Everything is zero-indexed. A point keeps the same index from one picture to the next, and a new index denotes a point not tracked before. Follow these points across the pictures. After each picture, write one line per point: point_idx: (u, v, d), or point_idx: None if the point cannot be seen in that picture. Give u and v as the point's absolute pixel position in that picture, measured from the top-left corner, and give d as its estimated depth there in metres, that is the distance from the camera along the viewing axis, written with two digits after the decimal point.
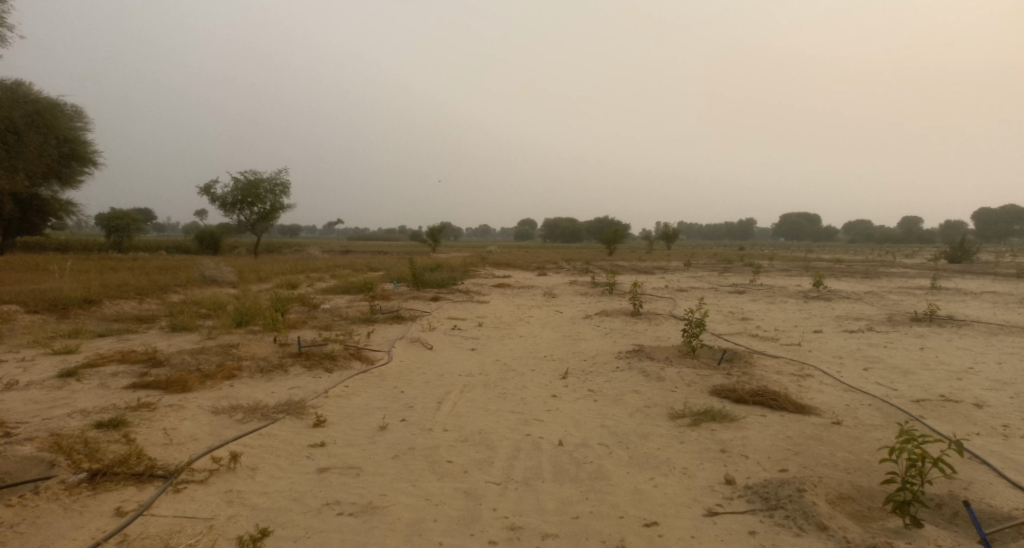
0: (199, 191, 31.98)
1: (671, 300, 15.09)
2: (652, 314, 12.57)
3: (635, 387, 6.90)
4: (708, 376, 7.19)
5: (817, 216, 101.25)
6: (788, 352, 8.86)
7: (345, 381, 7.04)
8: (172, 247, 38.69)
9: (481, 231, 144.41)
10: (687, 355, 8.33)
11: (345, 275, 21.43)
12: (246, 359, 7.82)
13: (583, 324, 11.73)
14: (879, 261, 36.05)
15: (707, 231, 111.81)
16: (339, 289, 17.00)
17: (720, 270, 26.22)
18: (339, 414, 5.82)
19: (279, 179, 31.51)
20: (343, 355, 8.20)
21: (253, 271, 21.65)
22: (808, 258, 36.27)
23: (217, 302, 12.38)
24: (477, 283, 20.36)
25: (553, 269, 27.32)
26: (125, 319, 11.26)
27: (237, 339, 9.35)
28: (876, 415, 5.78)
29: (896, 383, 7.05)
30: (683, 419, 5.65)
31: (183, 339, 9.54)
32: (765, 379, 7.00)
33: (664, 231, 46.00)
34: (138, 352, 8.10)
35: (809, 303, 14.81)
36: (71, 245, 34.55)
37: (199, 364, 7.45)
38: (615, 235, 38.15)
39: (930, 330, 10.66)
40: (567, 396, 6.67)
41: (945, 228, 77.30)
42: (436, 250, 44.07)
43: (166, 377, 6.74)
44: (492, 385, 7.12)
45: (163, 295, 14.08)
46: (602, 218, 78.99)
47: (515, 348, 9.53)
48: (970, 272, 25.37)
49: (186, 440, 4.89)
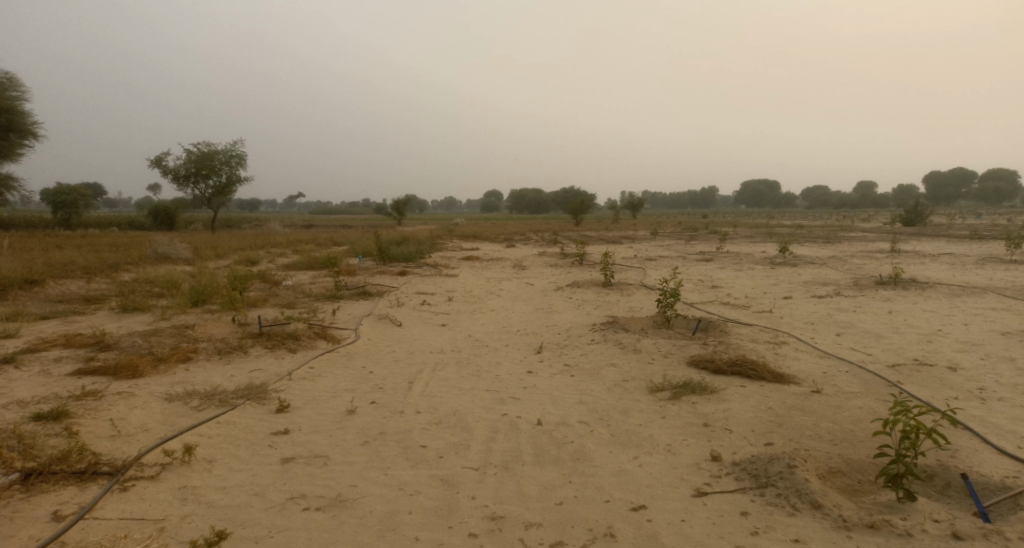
0: (150, 164, 30.55)
1: (641, 269, 15.03)
2: (623, 283, 12.46)
3: (611, 360, 6.73)
4: (684, 347, 7.07)
5: (777, 184, 103.01)
6: (761, 319, 8.81)
7: (310, 361, 6.70)
8: (125, 224, 37.11)
9: (446, 204, 142.93)
10: (662, 325, 8.20)
11: (307, 250, 20.77)
12: (202, 341, 7.38)
13: (554, 296, 11.53)
14: (838, 226, 36.76)
15: (671, 200, 112.81)
16: (302, 264, 16.44)
17: (687, 238, 26.35)
18: (304, 398, 5.49)
19: (235, 151, 30.29)
20: (307, 334, 7.83)
21: (211, 247, 20.80)
22: (770, 225, 36.77)
23: (171, 280, 11.78)
24: (445, 255, 19.99)
25: (521, 240, 27.06)
26: (71, 300, 10.61)
27: (193, 319, 8.87)
28: (855, 382, 5.73)
29: (870, 348, 7.03)
30: (663, 392, 5.50)
31: (134, 320, 9.00)
32: (741, 348, 6.91)
33: (630, 199, 46.05)
34: (84, 336, 7.58)
35: (775, 269, 14.89)
36: (14, 223, 32.79)
37: (151, 347, 6.99)
38: (582, 204, 38.01)
39: (896, 294, 10.79)
40: (543, 371, 6.47)
41: (899, 193, 79.48)
42: (401, 223, 43.29)
43: (115, 362, 6.29)
44: (465, 363, 6.86)
45: (113, 274, 13.36)
46: (568, 188, 78.81)
47: (486, 322, 9.28)
48: (925, 234, 26.07)
49: (135, 431, 4.52)
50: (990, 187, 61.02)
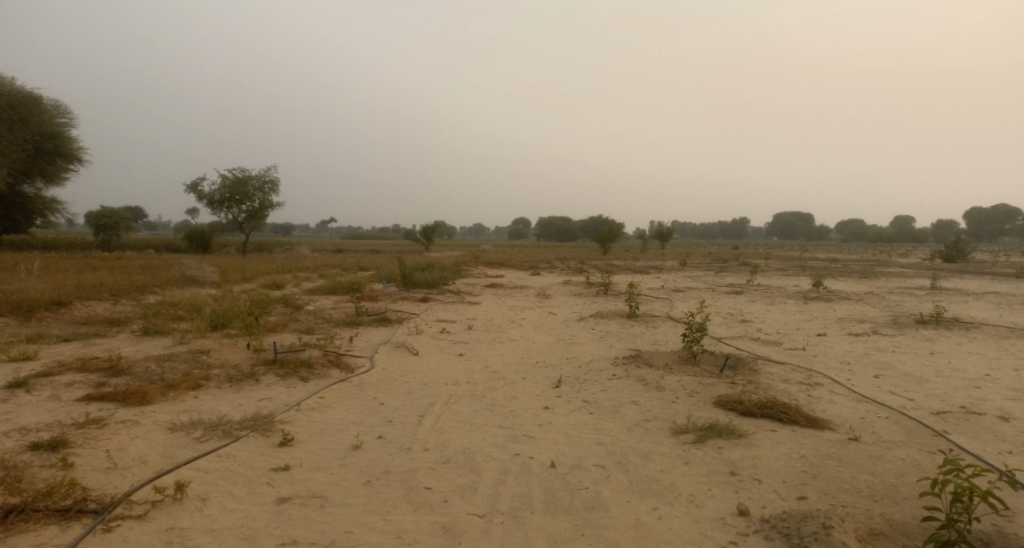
0: (186, 188, 31.30)
1: (668, 300, 14.65)
2: (648, 315, 12.10)
3: (633, 398, 6.41)
4: (710, 385, 6.71)
5: (810, 216, 101.41)
6: (793, 357, 8.37)
7: (321, 391, 6.52)
8: (161, 247, 38.00)
9: (475, 230, 143.94)
10: (688, 361, 7.84)
11: (333, 275, 20.84)
12: (215, 367, 7.28)
13: (577, 327, 11.23)
14: (874, 261, 35.77)
15: (700, 231, 111.68)
16: (326, 289, 16.46)
17: (716, 269, 25.82)
18: (310, 430, 5.30)
19: (268, 177, 30.87)
20: (321, 362, 7.67)
21: (239, 271, 21.05)
22: (802, 258, 35.92)
23: (194, 303, 11.81)
24: (469, 283, 19.83)
25: (547, 268, 26.84)
26: (95, 322, 10.69)
27: (210, 344, 8.80)
28: (896, 430, 5.31)
29: (911, 392, 6.58)
30: (686, 435, 5.16)
31: (152, 344, 8.97)
32: (772, 389, 6.51)
33: (658, 229, 45.62)
34: (100, 360, 7.54)
35: (809, 304, 14.36)
36: (56, 244, 33.79)
37: (164, 373, 6.90)
38: (609, 233, 37.73)
39: (939, 333, 10.24)
40: (560, 407, 6.18)
41: (937, 227, 77.37)
42: (429, 249, 43.52)
43: (124, 387, 6.19)
44: (480, 396, 6.61)
45: (140, 296, 13.49)
46: (596, 217, 78.48)
47: (505, 353, 9.02)
48: (967, 271, 25.12)
49: (132, 464, 4.37)
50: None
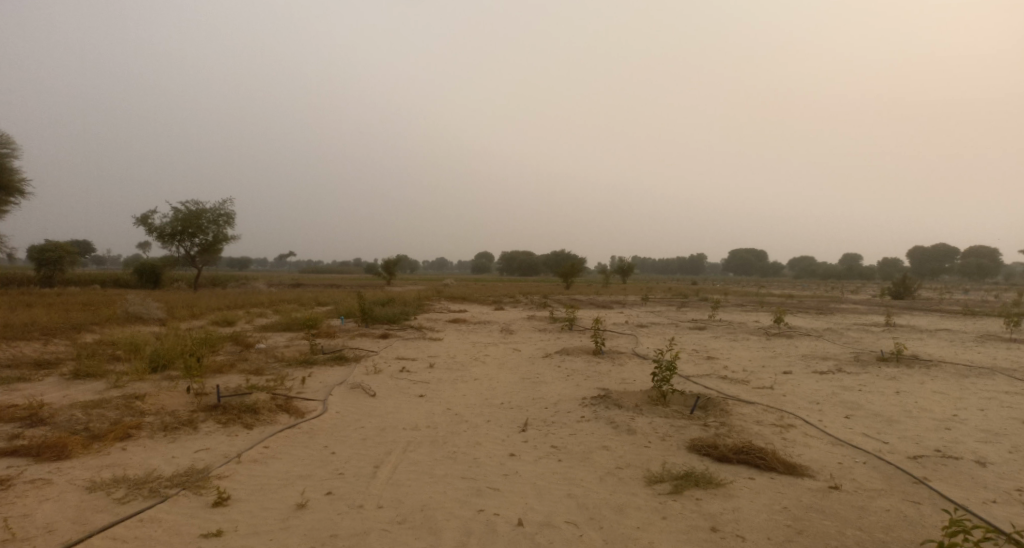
0: (136, 221, 30.13)
1: (633, 337, 14.45)
2: (614, 352, 11.85)
3: (603, 442, 6.08)
4: (682, 428, 6.43)
5: (764, 252, 104.46)
6: (762, 396, 8.18)
7: (266, 440, 5.97)
8: (109, 281, 36.35)
9: (437, 264, 143.24)
10: (657, 402, 7.55)
11: (289, 311, 20.09)
12: (150, 414, 6.65)
13: (542, 365, 10.87)
14: (829, 297, 36.62)
15: (660, 266, 113.53)
16: (280, 326, 15.75)
17: (678, 305, 25.94)
18: (251, 487, 4.78)
19: (223, 209, 29.99)
20: (269, 406, 7.09)
21: (187, 306, 20.08)
22: (759, 293, 36.56)
23: (134, 342, 11.04)
24: (431, 319, 19.27)
25: (511, 303, 26.57)
26: (21, 364, 9.84)
27: (147, 388, 8.12)
28: (877, 476, 5.10)
29: (885, 434, 6.42)
30: (662, 485, 4.84)
31: (82, 388, 8.24)
32: (746, 431, 6.26)
33: (619, 265, 45.98)
34: (19, 407, 6.82)
35: (771, 340, 14.35)
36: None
37: (90, 421, 6.25)
38: (571, 269, 37.75)
39: (902, 371, 10.24)
40: (527, 454, 5.79)
41: (884, 264, 80.33)
42: (390, 284, 42.83)
43: (41, 440, 5.55)
44: (441, 442, 6.17)
45: (76, 335, 12.60)
46: (558, 251, 78.97)
47: (468, 394, 8.59)
48: (918, 308, 25.83)
49: (35, 533, 3.80)
50: (973, 262, 61.73)
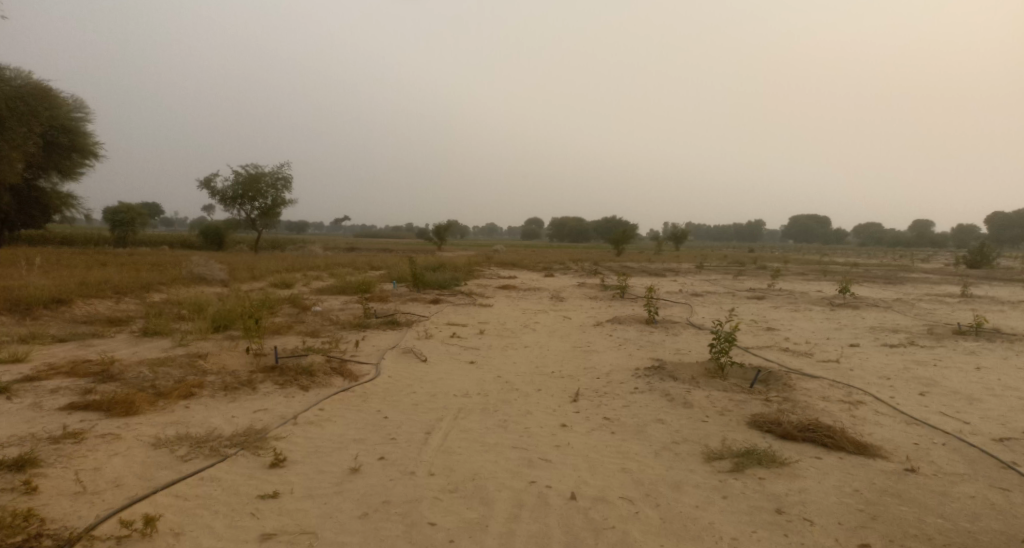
0: (199, 185, 31.17)
1: (687, 305, 14.07)
2: (668, 321, 11.55)
3: (658, 415, 5.90)
4: (742, 403, 6.17)
5: (827, 219, 100.17)
6: (827, 371, 7.79)
7: (321, 403, 6.06)
8: (176, 243, 37.95)
9: (487, 230, 143.63)
10: (715, 374, 7.29)
11: (343, 275, 20.48)
12: (211, 374, 6.85)
13: (593, 333, 10.69)
14: (897, 266, 34.82)
15: (715, 233, 110.59)
16: (335, 289, 16.06)
17: (735, 273, 25.15)
18: (307, 449, 4.84)
19: (281, 174, 30.63)
20: (324, 369, 7.20)
21: (247, 268, 20.70)
22: (821, 262, 35.10)
23: (197, 303, 11.43)
24: (481, 284, 19.28)
25: (561, 269, 26.35)
26: (95, 321, 10.34)
27: (209, 347, 8.38)
28: (958, 460, 4.75)
29: (965, 414, 6.00)
30: (722, 462, 4.64)
31: (150, 346, 8.58)
32: (811, 408, 5.96)
33: (673, 231, 44.92)
34: (91, 363, 7.14)
35: (835, 311, 13.70)
36: (73, 240, 33.87)
37: (156, 379, 6.48)
38: (623, 235, 37.09)
39: (981, 346, 9.59)
40: (579, 425, 5.67)
41: (958, 232, 75.78)
42: (442, 248, 43.15)
43: (111, 395, 5.77)
44: (492, 411, 6.12)
45: (145, 294, 13.16)
46: (609, 217, 77.81)
47: (519, 361, 8.52)
48: (997, 279, 24.23)
49: (103, 488, 3.94)
50: None
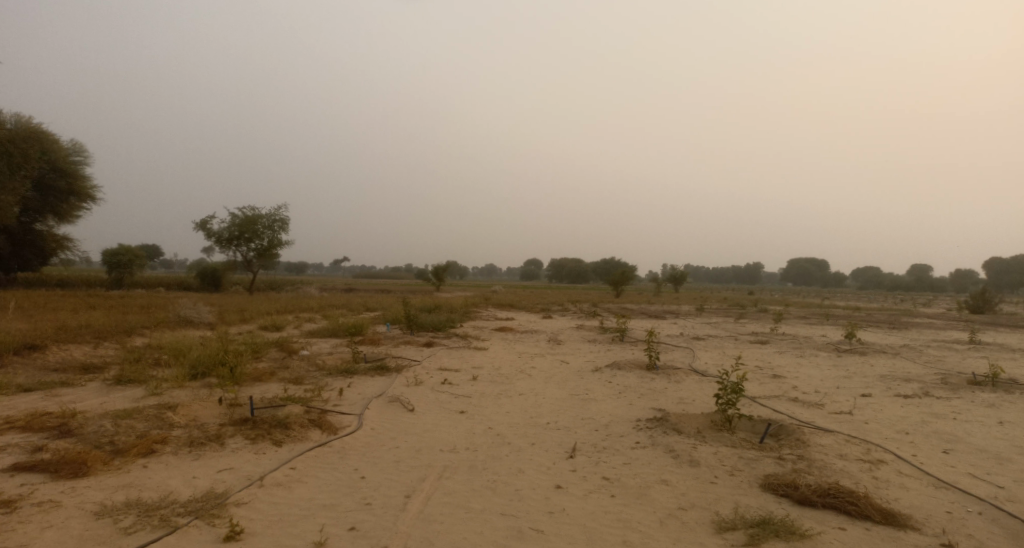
0: (195, 226, 30.97)
1: (689, 350, 13.59)
2: (670, 368, 11.05)
3: (662, 476, 5.40)
4: (753, 461, 5.66)
5: (826, 262, 100.33)
6: (841, 424, 7.28)
7: (294, 460, 5.56)
8: (173, 284, 37.58)
9: (487, 270, 143.60)
10: (721, 428, 6.78)
11: (337, 316, 20.00)
12: (178, 427, 6.36)
13: (591, 380, 10.16)
14: (901, 310, 34.36)
15: (714, 275, 110.55)
16: (326, 332, 15.57)
17: (736, 315, 24.71)
18: (270, 518, 4.34)
19: (278, 215, 30.47)
20: (302, 420, 6.70)
21: (238, 310, 20.21)
22: (823, 306, 34.68)
23: (178, 347, 10.94)
24: (477, 326, 18.81)
25: (559, 311, 25.89)
26: (67, 368, 9.84)
27: (182, 397, 7.88)
28: (997, 534, 4.26)
29: (996, 476, 5.50)
30: (734, 534, 4.16)
31: (121, 395, 8.07)
32: (829, 468, 5.46)
33: (672, 273, 44.64)
34: (51, 416, 6.64)
35: (842, 358, 13.18)
36: (68, 281, 33.51)
37: (116, 433, 5.98)
38: (622, 276, 36.78)
39: (1001, 397, 9.07)
40: (576, 487, 5.16)
41: (957, 277, 75.53)
42: (440, 290, 42.73)
43: (61, 454, 5.27)
44: (480, 469, 5.61)
45: (126, 339, 12.66)
46: (608, 259, 77.82)
47: (513, 411, 8.00)
48: (1004, 325, 23.74)
49: None
50: None
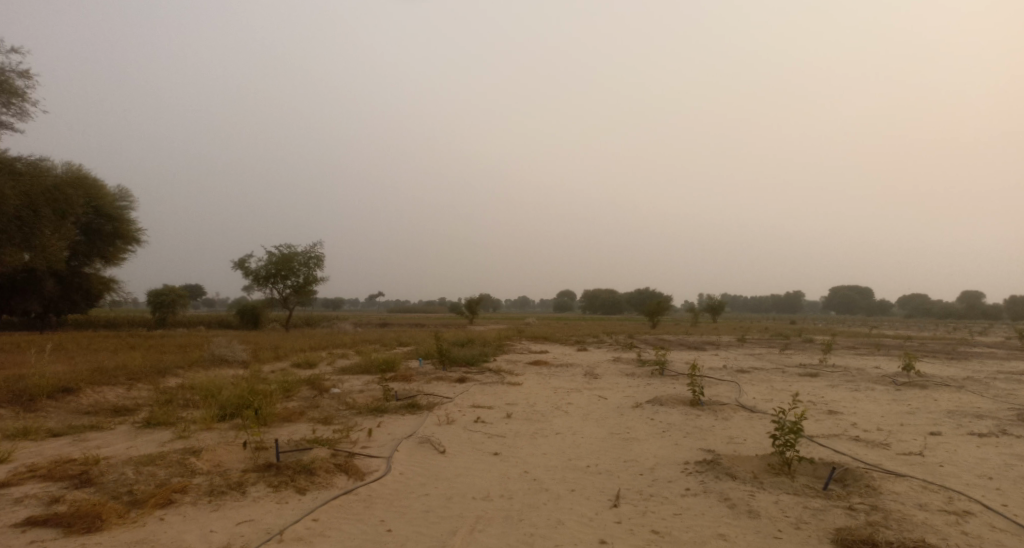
0: (233, 265, 31.48)
1: (734, 384, 12.89)
2: (715, 404, 10.42)
3: (718, 528, 4.87)
4: (820, 512, 5.10)
5: (869, 289, 97.23)
6: (913, 468, 6.60)
7: (318, 511, 5.21)
8: (213, 322, 38.20)
9: (520, 303, 143.17)
10: (780, 472, 6.19)
11: (369, 352, 19.80)
12: (200, 473, 6.08)
13: (632, 418, 9.59)
14: (956, 339, 32.60)
15: (752, 304, 107.97)
16: (358, 369, 15.34)
17: (781, 346, 23.71)
18: None
19: (313, 252, 30.80)
20: (328, 464, 6.35)
21: (272, 348, 20.20)
22: (872, 335, 33.16)
23: (208, 387, 10.79)
24: (511, 360, 18.38)
25: (595, 343, 25.27)
26: (99, 411, 9.74)
27: (208, 440, 7.64)
28: None
29: None
30: None
31: (147, 439, 7.88)
32: (909, 520, 4.86)
33: (709, 302, 43.50)
34: (74, 463, 6.45)
35: (901, 392, 12.29)
36: (113, 321, 34.33)
37: (136, 482, 5.73)
38: (658, 306, 35.99)
39: None
40: (622, 543, 4.67)
41: (1012, 302, 71.98)
42: (473, 323, 42.45)
43: (76, 506, 5.02)
44: (516, 520, 5.16)
45: (159, 379, 12.62)
46: (642, 290, 76.63)
47: (550, 452, 7.52)
48: None
49: None
50: None
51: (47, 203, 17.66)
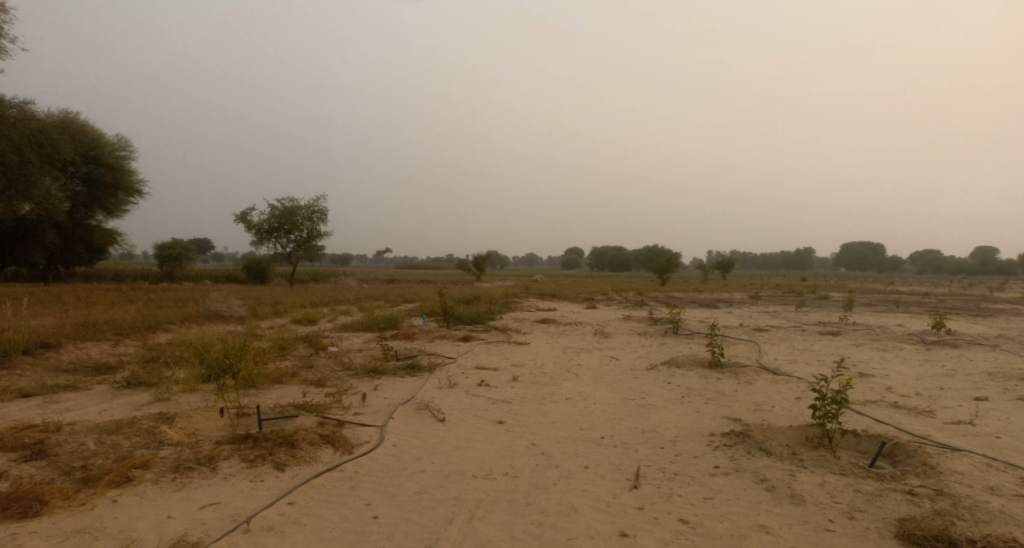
0: (235, 219, 30.74)
1: (754, 344, 12.17)
2: (736, 365, 9.71)
3: (758, 518, 4.18)
4: (877, 498, 4.38)
5: (881, 246, 95.62)
6: (969, 440, 5.88)
7: (295, 492, 4.54)
8: (219, 277, 37.74)
9: (527, 260, 142.38)
10: (821, 448, 5.46)
11: (372, 308, 19.18)
12: (169, 445, 5.43)
13: (648, 381, 8.90)
14: (973, 296, 31.71)
15: (761, 262, 106.72)
16: (358, 325, 14.73)
17: (797, 304, 22.96)
18: None
19: (317, 206, 29.92)
20: (313, 436, 5.66)
21: (271, 303, 19.61)
22: (888, 292, 32.24)
23: (196, 343, 10.16)
24: (517, 318, 17.74)
25: (604, 301, 24.56)
26: (79, 370, 9.14)
27: (188, 405, 7.02)
28: None
29: None
30: None
31: (123, 402, 7.26)
32: (985, 509, 4.14)
33: (720, 260, 42.57)
34: (33, 430, 5.81)
35: (933, 352, 11.50)
36: (118, 274, 33.88)
37: (93, 455, 5.08)
38: (668, 263, 35.10)
39: None
40: (648, 536, 3.99)
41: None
42: (480, 279, 41.74)
43: (17, 485, 4.38)
44: (523, 504, 4.49)
45: (149, 335, 12.01)
46: (652, 247, 75.65)
47: (560, 420, 6.84)
48: None
49: None
50: None
51: (38, 150, 16.69)
